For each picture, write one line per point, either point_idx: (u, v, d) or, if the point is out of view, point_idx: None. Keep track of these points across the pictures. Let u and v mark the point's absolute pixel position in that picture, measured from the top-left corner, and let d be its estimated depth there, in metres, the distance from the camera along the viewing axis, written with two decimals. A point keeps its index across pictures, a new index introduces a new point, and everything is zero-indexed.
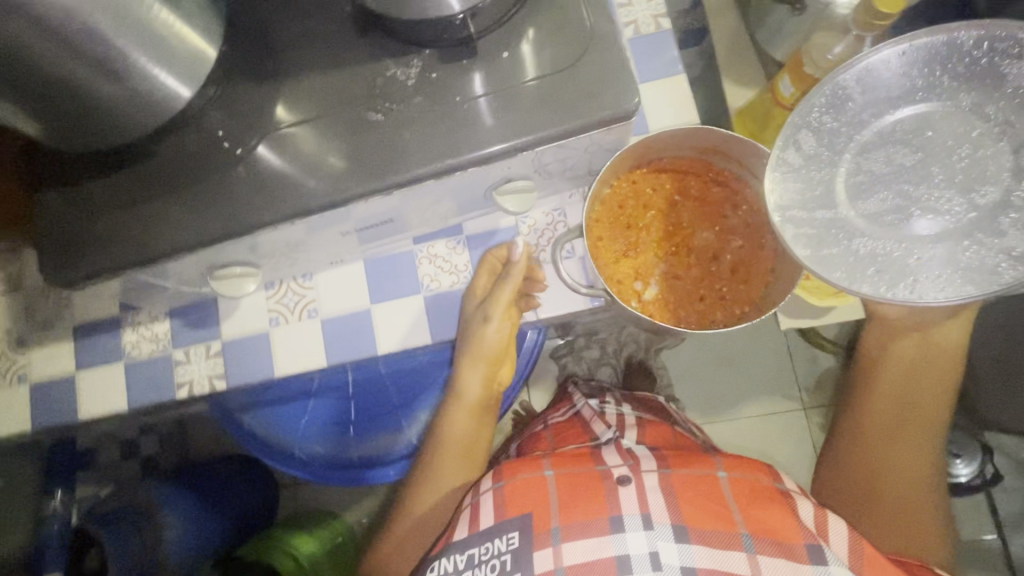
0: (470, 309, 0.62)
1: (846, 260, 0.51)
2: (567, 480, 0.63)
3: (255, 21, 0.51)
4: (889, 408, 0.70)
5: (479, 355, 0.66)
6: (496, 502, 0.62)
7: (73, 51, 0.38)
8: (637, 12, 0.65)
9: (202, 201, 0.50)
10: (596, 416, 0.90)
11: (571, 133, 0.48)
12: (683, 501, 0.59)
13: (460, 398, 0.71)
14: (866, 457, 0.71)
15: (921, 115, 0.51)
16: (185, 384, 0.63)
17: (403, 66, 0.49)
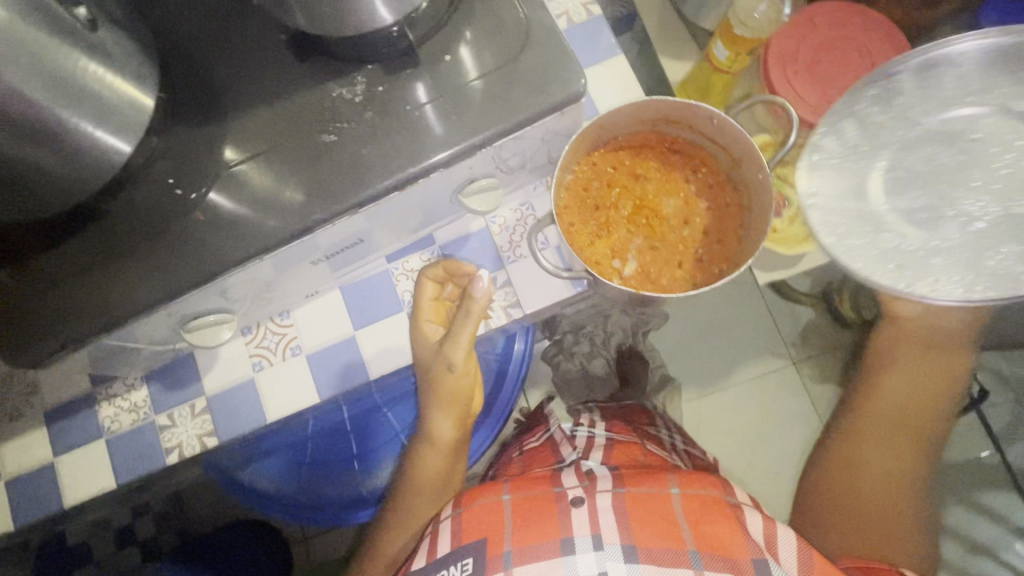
0: (424, 348, 0.61)
1: (869, 252, 0.58)
2: (524, 507, 0.65)
3: (191, 65, 0.50)
4: (881, 412, 0.78)
5: (446, 399, 0.66)
6: (456, 529, 0.65)
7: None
8: (567, 3, 0.66)
9: (165, 253, 0.49)
10: (566, 439, 0.94)
11: (525, 125, 0.48)
12: (635, 524, 0.61)
13: (433, 442, 0.70)
14: (849, 459, 0.80)
15: (971, 116, 0.58)
16: (174, 448, 0.60)
17: (347, 85, 0.49)
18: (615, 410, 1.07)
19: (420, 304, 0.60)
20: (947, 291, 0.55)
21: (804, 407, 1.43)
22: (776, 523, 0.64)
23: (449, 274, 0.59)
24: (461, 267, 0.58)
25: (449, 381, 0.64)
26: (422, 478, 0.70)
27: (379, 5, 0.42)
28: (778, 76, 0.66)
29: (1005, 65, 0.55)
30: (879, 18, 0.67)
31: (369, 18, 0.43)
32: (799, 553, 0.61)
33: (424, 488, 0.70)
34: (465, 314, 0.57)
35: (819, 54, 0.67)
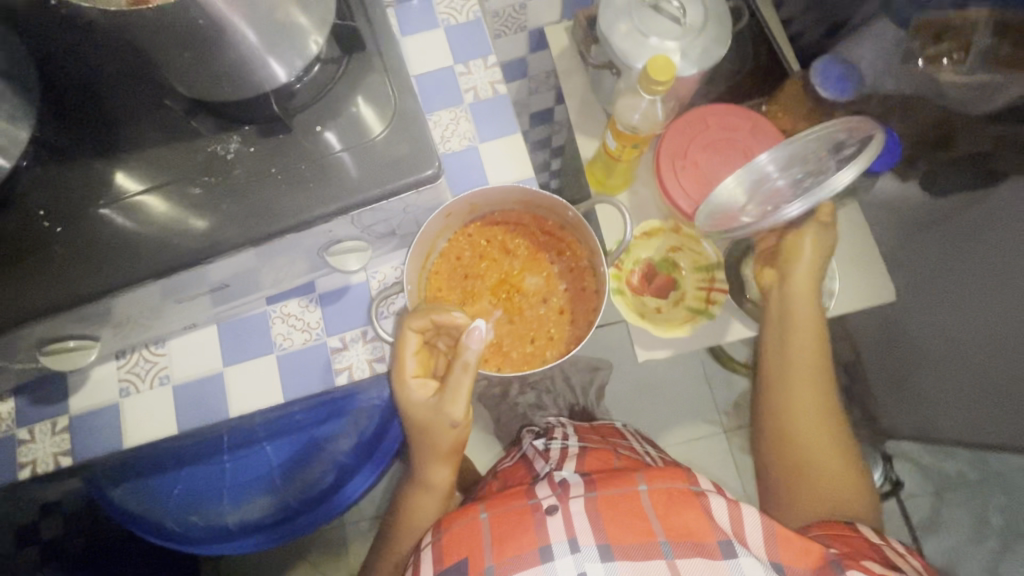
0: (420, 406, 0.59)
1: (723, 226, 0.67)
2: (502, 523, 0.59)
3: (96, 109, 0.55)
4: (794, 377, 0.69)
5: (438, 456, 0.65)
6: (438, 553, 0.60)
7: None
8: (476, 80, 0.70)
9: (32, 274, 0.50)
10: (539, 453, 0.81)
11: (380, 198, 0.52)
12: (609, 524, 0.56)
13: (432, 489, 0.70)
14: (777, 432, 0.71)
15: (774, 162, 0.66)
16: (28, 464, 0.61)
17: (221, 142, 0.53)
18: (587, 426, 0.94)
19: (401, 360, 0.57)
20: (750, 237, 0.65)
21: (731, 479, 1.42)
22: (743, 504, 0.57)
23: (434, 325, 0.56)
24: (454, 320, 0.55)
25: (447, 434, 0.61)
26: (412, 517, 0.71)
27: (272, 65, 0.47)
28: (665, 170, 0.71)
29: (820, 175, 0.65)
30: (768, 125, 0.72)
31: (263, 78, 0.48)
32: (763, 526, 0.56)
33: (406, 524, 0.72)
34: (461, 370, 0.56)
35: (706, 151, 0.71)
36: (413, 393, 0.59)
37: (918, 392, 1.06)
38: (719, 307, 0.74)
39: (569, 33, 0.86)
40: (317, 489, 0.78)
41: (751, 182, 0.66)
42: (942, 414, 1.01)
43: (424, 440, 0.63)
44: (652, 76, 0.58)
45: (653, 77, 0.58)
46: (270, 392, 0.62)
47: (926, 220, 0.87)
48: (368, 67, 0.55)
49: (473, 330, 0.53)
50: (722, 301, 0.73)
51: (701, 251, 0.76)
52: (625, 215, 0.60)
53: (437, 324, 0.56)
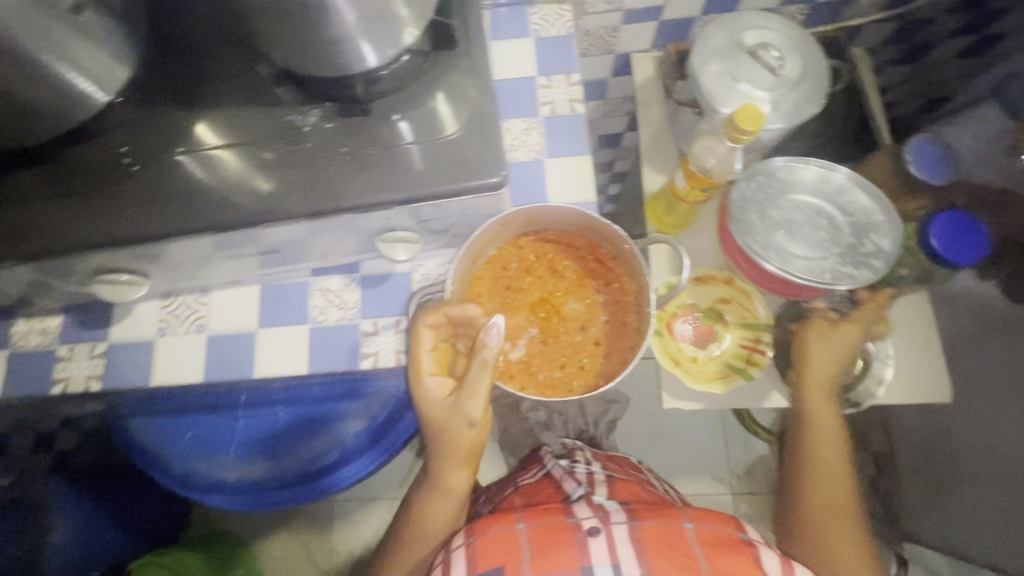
0: (437, 406, 0.59)
1: (743, 186, 0.69)
2: (542, 537, 0.59)
3: (191, 62, 0.57)
4: (817, 454, 0.70)
5: (455, 458, 0.64)
6: (471, 557, 0.59)
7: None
8: (555, 95, 0.69)
9: (101, 206, 0.52)
10: (567, 476, 0.78)
11: (442, 196, 0.51)
12: (653, 556, 0.57)
13: (450, 495, 0.69)
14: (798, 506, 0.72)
15: (839, 180, 0.68)
16: (62, 380, 0.63)
17: (301, 114, 0.54)
18: (603, 453, 0.91)
19: (417, 359, 0.58)
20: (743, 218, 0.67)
21: None
22: (795, 563, 0.58)
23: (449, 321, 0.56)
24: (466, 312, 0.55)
25: (466, 434, 0.60)
26: (424, 518, 0.71)
27: (363, 50, 0.49)
28: (723, 221, 0.70)
29: (833, 248, 0.66)
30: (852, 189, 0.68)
31: (353, 58, 0.49)
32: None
33: (422, 530, 0.72)
34: (477, 366, 0.54)
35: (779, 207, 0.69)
36: (432, 392, 0.59)
37: (955, 501, 0.99)
38: (758, 370, 0.71)
39: (656, 63, 0.85)
40: (318, 464, 0.78)
41: (799, 176, 0.69)
42: (977, 530, 0.94)
43: (443, 441, 0.62)
44: (738, 125, 0.56)
45: (739, 126, 0.56)
46: (297, 360, 0.63)
47: (996, 323, 0.81)
48: (453, 65, 0.55)
49: (493, 327, 0.52)
50: (762, 363, 0.71)
51: (752, 308, 0.73)
52: (685, 261, 0.62)
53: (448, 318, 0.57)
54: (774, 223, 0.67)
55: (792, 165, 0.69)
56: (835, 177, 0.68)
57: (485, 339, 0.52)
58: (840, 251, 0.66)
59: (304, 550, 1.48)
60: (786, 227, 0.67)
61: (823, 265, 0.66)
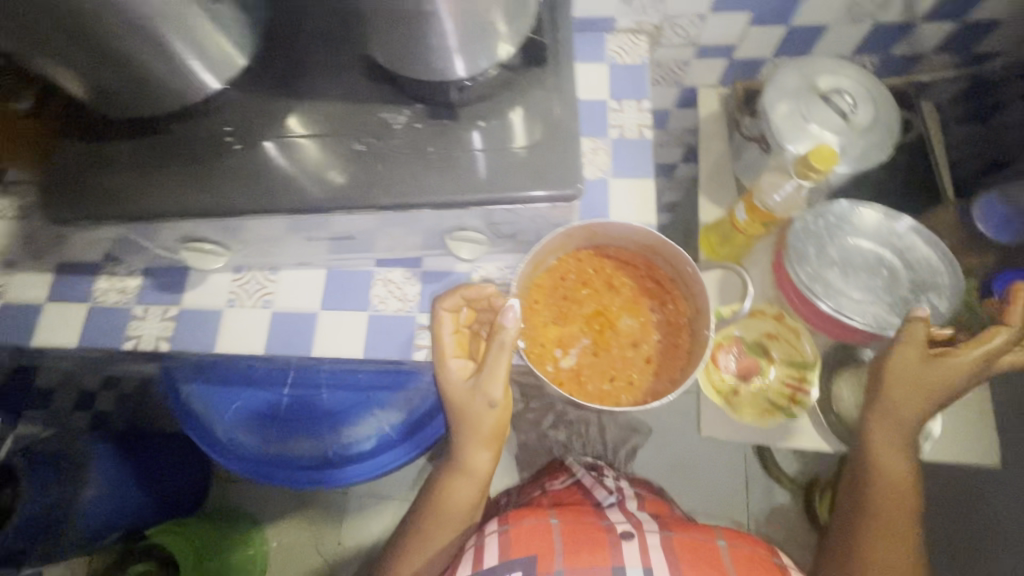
0: (458, 387, 0.60)
1: (807, 218, 0.69)
2: (574, 535, 0.64)
3: (294, 54, 0.61)
4: (877, 503, 0.66)
5: (478, 441, 0.65)
6: (502, 543, 0.64)
7: (137, 33, 0.47)
8: (626, 119, 0.72)
9: (199, 178, 0.57)
10: (597, 485, 0.82)
11: (519, 201, 0.54)
12: (684, 563, 0.61)
13: (471, 477, 0.70)
14: (842, 547, 0.69)
15: (905, 231, 0.69)
16: (133, 338, 0.67)
17: (394, 113, 0.58)
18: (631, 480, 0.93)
19: (441, 342, 0.60)
20: (801, 248, 0.68)
21: None
22: None
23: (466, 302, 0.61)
24: (480, 294, 0.61)
25: (487, 415, 0.62)
26: (446, 505, 0.72)
27: (456, 61, 0.52)
28: (778, 257, 0.70)
29: (887, 298, 0.66)
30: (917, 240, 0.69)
31: (447, 65, 0.53)
32: None
33: (440, 512, 0.73)
34: (498, 349, 0.56)
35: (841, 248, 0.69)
36: (453, 373, 0.61)
37: None
38: (802, 409, 0.71)
39: (722, 99, 0.87)
40: (353, 449, 0.81)
41: (865, 219, 0.69)
42: None
43: (466, 424, 0.63)
44: (810, 161, 0.58)
45: (810, 162, 0.58)
46: (354, 343, 0.65)
47: None
48: (539, 81, 0.58)
49: (507, 308, 0.54)
50: (806, 403, 0.71)
51: (799, 347, 0.73)
52: (748, 290, 0.64)
53: (466, 302, 0.61)
54: (832, 261, 0.68)
55: (856, 209, 0.70)
56: (898, 228, 0.69)
57: (502, 318, 0.54)
58: (895, 301, 0.66)
59: (312, 539, 1.49)
60: (844, 267, 0.67)
61: (875, 310, 0.66)
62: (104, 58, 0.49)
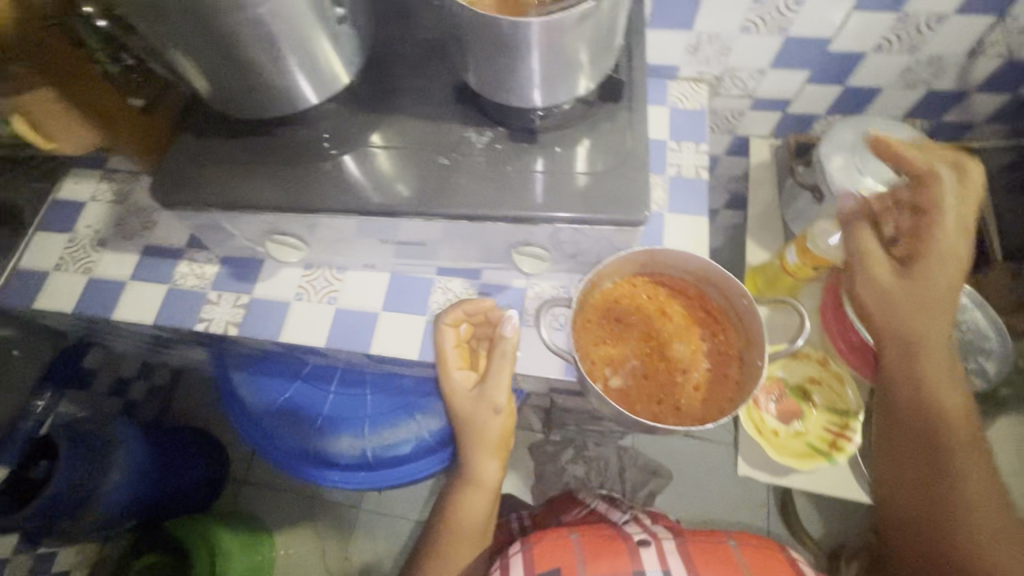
0: (462, 395, 0.65)
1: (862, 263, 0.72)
2: (595, 547, 0.70)
3: (388, 73, 0.67)
4: (923, 443, 0.62)
5: (485, 447, 0.69)
6: (528, 560, 0.70)
7: (264, 45, 0.52)
8: (683, 159, 0.76)
9: (293, 178, 0.62)
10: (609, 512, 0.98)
11: (590, 221, 0.57)
12: (700, 563, 0.68)
13: (481, 486, 0.72)
14: (906, 501, 0.64)
15: None
16: (205, 320, 0.71)
17: (477, 133, 0.63)
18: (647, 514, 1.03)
19: (444, 353, 0.65)
20: None
21: None
22: None
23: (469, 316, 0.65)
24: (488, 309, 0.65)
25: (493, 421, 0.66)
26: (460, 519, 0.73)
27: (534, 91, 0.57)
28: (833, 313, 0.73)
29: None
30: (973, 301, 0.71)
31: (532, 93, 0.58)
32: None
33: (453, 527, 0.74)
34: (500, 357, 0.62)
35: None
36: (458, 381, 0.65)
37: None
38: (843, 456, 0.70)
39: (773, 150, 0.91)
40: (391, 452, 0.83)
41: None
42: None
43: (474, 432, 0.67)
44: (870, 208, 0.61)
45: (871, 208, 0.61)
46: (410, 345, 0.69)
47: None
48: (611, 115, 0.62)
49: (508, 319, 0.60)
50: (848, 450, 0.70)
51: (842, 393, 0.73)
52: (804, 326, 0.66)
53: (473, 317, 0.65)
54: None
55: None
56: None
57: (505, 327, 0.60)
58: None
59: (320, 552, 1.47)
60: None
61: None
62: (231, 66, 0.54)
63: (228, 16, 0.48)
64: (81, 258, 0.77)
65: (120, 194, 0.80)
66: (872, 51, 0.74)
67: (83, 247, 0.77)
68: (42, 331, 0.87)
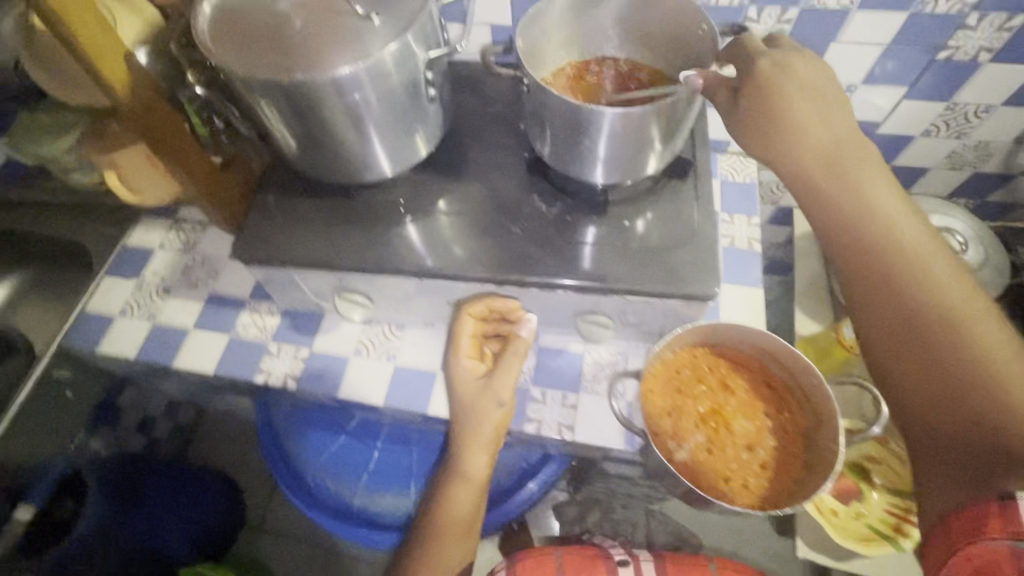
0: (466, 383, 0.65)
1: None
2: None
3: (458, 142, 0.71)
4: (866, 293, 0.48)
5: (476, 436, 0.64)
6: None
7: (355, 123, 0.55)
8: (737, 231, 0.77)
9: (368, 242, 0.64)
10: None
11: (659, 294, 0.58)
12: None
13: (466, 480, 0.65)
14: (912, 382, 0.45)
15: None
16: (265, 372, 0.72)
17: (547, 205, 0.65)
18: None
19: (459, 336, 0.66)
20: None
21: None
22: None
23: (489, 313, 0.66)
24: (510, 307, 0.64)
25: (495, 415, 0.64)
26: (449, 514, 0.64)
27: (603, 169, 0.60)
28: None
29: None
30: None
31: (606, 172, 0.60)
32: None
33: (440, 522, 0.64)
34: (512, 353, 0.64)
35: None
36: (465, 370, 0.65)
37: None
38: (910, 542, 0.67)
39: None
40: None
41: None
42: None
43: (468, 423, 0.64)
44: None
45: None
46: None
47: None
48: (676, 192, 0.65)
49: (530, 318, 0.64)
50: (914, 535, 0.68)
51: (903, 474, 0.71)
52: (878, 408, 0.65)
53: (493, 313, 0.66)
54: None
55: None
56: None
57: (527, 320, 0.64)
58: None
59: None
60: None
61: None
62: (320, 140, 0.57)
63: (328, 100, 0.51)
64: (145, 304, 0.79)
65: (186, 243, 0.83)
66: (920, 136, 0.77)
67: (149, 293, 0.80)
68: (93, 372, 0.88)
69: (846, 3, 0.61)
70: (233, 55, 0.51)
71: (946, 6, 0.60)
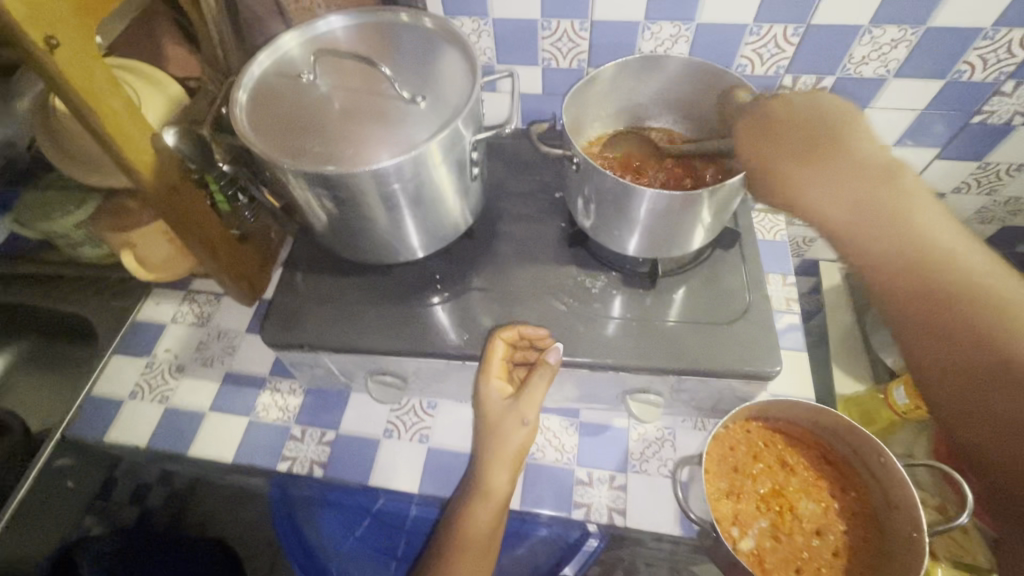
0: (490, 405, 0.57)
1: None
2: None
3: (494, 212, 0.69)
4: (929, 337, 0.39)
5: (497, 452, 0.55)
6: None
7: (391, 211, 0.52)
8: (773, 292, 0.76)
9: (404, 323, 0.61)
10: None
11: (715, 374, 0.56)
12: None
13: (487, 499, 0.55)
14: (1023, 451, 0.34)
15: None
16: (289, 459, 0.67)
17: (591, 278, 0.63)
18: None
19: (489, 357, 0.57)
20: None
21: None
22: None
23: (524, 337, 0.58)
24: (541, 335, 0.58)
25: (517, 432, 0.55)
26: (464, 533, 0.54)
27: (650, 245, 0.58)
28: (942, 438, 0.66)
29: None
30: None
31: (653, 248, 0.58)
32: None
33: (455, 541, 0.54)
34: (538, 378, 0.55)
35: None
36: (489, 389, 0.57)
37: None
38: None
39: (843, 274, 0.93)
40: None
41: None
42: None
43: (488, 445, 0.56)
44: None
45: None
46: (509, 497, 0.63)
47: None
48: (720, 262, 0.63)
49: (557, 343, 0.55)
50: None
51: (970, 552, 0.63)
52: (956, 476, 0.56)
53: (523, 340, 0.59)
54: None
55: None
56: None
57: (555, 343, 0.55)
58: None
59: None
60: None
61: None
62: (352, 226, 0.54)
63: (367, 190, 0.48)
64: (157, 387, 0.74)
65: (200, 317, 0.79)
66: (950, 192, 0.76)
67: (162, 373, 0.75)
68: None
69: (881, 73, 0.62)
70: (267, 141, 0.48)
71: (982, 75, 0.60)
